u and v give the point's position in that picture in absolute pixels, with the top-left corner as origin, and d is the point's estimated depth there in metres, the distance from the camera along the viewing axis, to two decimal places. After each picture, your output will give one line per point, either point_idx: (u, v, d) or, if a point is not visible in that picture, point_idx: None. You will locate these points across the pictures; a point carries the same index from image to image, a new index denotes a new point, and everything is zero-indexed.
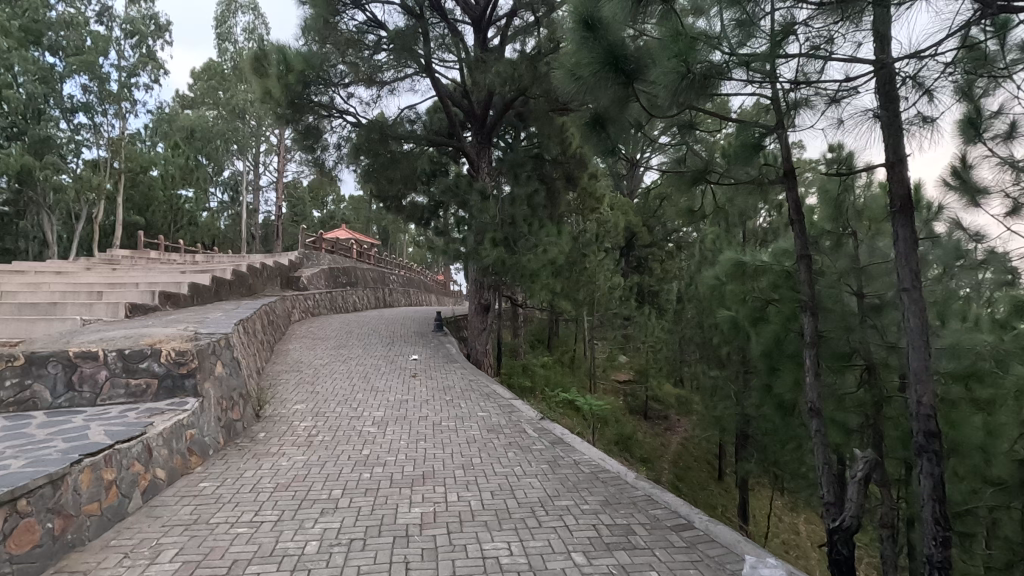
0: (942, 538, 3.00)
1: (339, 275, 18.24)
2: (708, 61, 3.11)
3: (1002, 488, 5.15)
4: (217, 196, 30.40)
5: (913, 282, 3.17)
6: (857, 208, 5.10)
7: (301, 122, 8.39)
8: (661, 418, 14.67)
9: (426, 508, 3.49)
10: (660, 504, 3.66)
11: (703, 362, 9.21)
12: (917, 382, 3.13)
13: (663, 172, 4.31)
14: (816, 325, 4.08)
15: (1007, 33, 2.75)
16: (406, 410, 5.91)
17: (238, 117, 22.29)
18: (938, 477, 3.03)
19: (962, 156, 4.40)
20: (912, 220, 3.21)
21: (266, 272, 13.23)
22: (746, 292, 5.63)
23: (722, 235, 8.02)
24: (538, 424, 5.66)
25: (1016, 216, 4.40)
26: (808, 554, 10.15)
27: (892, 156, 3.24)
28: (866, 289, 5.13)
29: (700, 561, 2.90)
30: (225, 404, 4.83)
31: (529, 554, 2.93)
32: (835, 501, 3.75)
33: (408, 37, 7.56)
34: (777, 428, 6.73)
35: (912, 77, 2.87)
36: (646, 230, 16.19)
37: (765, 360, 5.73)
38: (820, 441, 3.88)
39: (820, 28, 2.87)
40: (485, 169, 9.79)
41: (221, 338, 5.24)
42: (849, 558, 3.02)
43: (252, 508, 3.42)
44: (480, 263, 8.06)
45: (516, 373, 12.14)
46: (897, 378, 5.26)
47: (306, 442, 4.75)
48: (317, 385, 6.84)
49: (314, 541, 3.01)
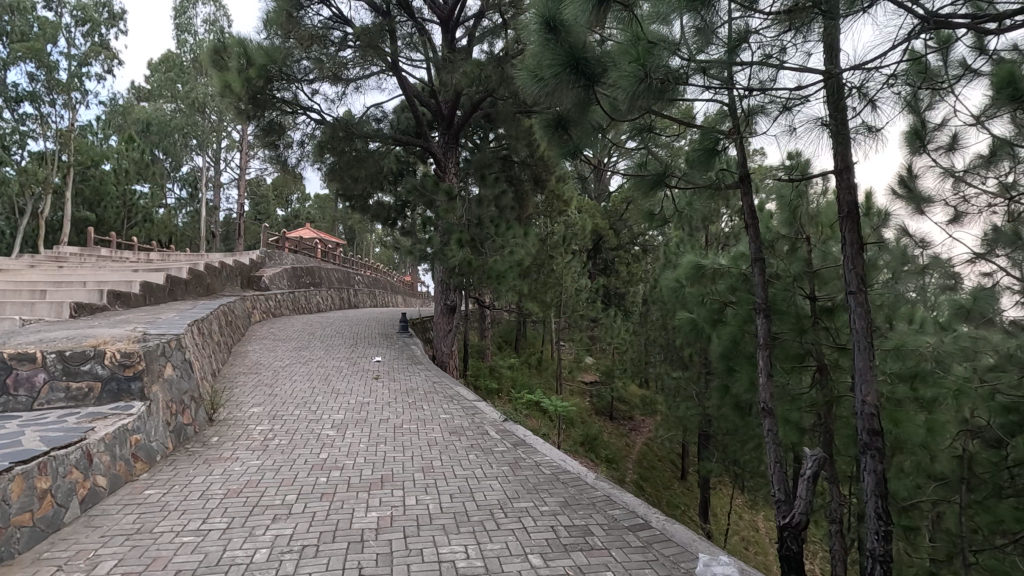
0: (883, 533, 3.08)
1: (303, 276, 17.85)
2: (668, 66, 3.13)
3: (944, 483, 5.31)
4: (175, 192, 29.41)
5: (859, 285, 3.29)
6: (813, 214, 5.24)
7: (263, 118, 8.12)
8: (626, 419, 14.90)
9: (383, 512, 3.42)
10: (619, 504, 3.70)
11: (666, 363, 9.37)
12: (862, 381, 3.24)
13: (625, 175, 4.35)
14: (769, 327, 4.14)
15: (951, 48, 2.89)
16: (367, 413, 5.82)
17: (198, 111, 21.64)
18: (880, 474, 3.14)
19: (909, 166, 4.60)
20: (858, 225, 3.34)
21: (225, 271, 12.80)
22: (703, 295, 5.76)
23: (685, 239, 8.22)
24: (501, 424, 5.68)
25: (956, 224, 4.62)
26: (766, 550, 10.49)
27: (841, 164, 3.36)
28: (819, 293, 5.25)
29: (655, 561, 2.93)
30: (174, 408, 4.64)
31: (485, 557, 2.90)
32: (786, 499, 3.84)
33: (374, 34, 7.47)
34: (736, 427, 6.93)
35: (858, 88, 2.95)
36: (613, 233, 16.45)
37: (723, 361, 5.89)
38: (771, 440, 3.97)
39: (772, 38, 2.94)
40: (452, 169, 9.70)
41: (172, 339, 5.05)
42: (798, 554, 3.08)
43: (200, 516, 3.30)
44: (447, 264, 8.00)
45: (483, 373, 12.13)
46: (848, 379, 5.47)
47: (261, 446, 4.62)
48: (276, 388, 6.67)
49: (264, 549, 2.92)
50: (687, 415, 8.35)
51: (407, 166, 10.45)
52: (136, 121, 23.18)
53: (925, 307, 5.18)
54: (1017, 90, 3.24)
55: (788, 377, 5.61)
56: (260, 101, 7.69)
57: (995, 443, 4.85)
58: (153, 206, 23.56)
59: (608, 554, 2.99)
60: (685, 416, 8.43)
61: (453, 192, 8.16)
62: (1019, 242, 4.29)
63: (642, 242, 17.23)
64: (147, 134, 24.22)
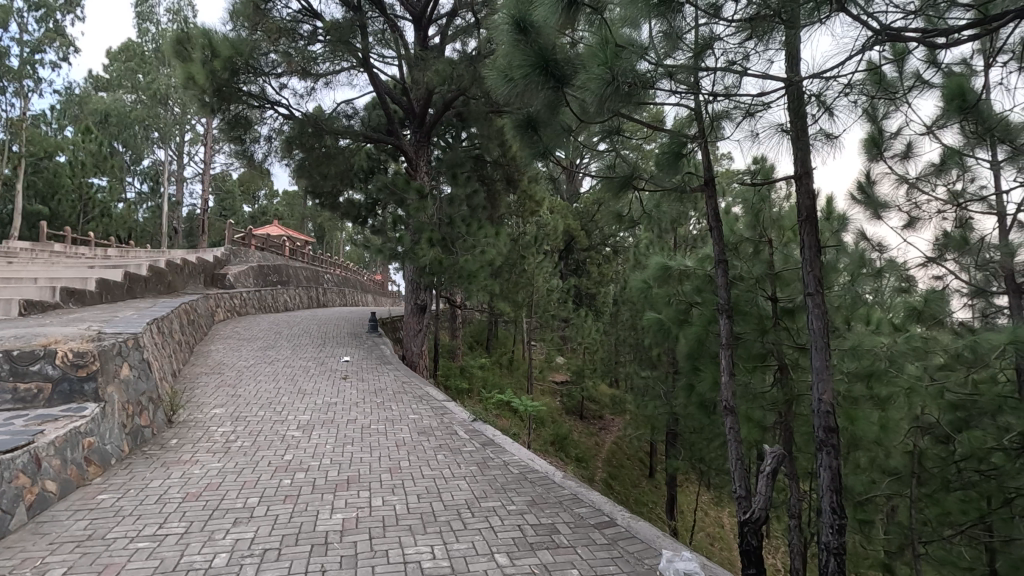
0: (837, 527, 3.20)
1: (270, 274, 17.45)
2: (636, 71, 3.18)
3: (897, 477, 5.56)
4: (135, 186, 28.36)
5: (817, 287, 3.39)
6: (776, 217, 5.42)
7: (228, 112, 7.91)
8: (596, 418, 15.04)
9: (348, 514, 3.38)
10: (585, 503, 3.73)
11: (635, 363, 9.51)
12: (819, 380, 3.35)
13: (594, 177, 4.36)
14: (732, 328, 4.24)
15: (905, 61, 3.00)
16: (334, 413, 5.72)
17: (160, 102, 20.95)
18: (836, 470, 3.25)
19: (866, 172, 4.81)
20: (816, 229, 3.45)
21: (187, 269, 12.42)
22: (670, 296, 5.88)
23: (655, 240, 8.36)
24: (469, 424, 5.66)
25: (911, 230, 4.83)
26: (730, 545, 10.76)
27: (800, 168, 3.46)
28: (781, 295, 5.41)
29: (620, 557, 2.97)
30: (131, 409, 4.49)
31: (451, 557, 2.89)
32: (746, 496, 3.95)
33: (344, 29, 7.36)
34: (702, 425, 7.09)
35: (817, 96, 3.03)
36: (585, 234, 16.60)
37: (689, 360, 6.02)
38: (733, 438, 4.07)
39: (736, 44, 3.01)
40: (423, 168, 9.60)
41: (129, 338, 4.88)
42: (757, 548, 3.14)
43: (156, 521, 3.19)
44: (417, 263, 7.92)
45: (454, 373, 12.08)
46: (807, 378, 5.65)
47: (223, 448, 4.51)
48: (239, 388, 6.51)
49: (223, 553, 2.84)
50: (655, 413, 8.49)
51: (378, 164, 10.30)
52: (94, 111, 22.32)
53: (881, 309, 5.41)
54: (964, 102, 3.41)
55: (750, 376, 5.79)
56: (226, 94, 7.49)
57: (944, 439, 5.08)
58: (111, 200, 22.70)
59: (574, 552, 3.01)
60: (653, 415, 8.57)
61: (424, 191, 8.09)
62: (967, 246, 4.52)
63: (613, 243, 17.40)
64: (105, 125, 23.31)
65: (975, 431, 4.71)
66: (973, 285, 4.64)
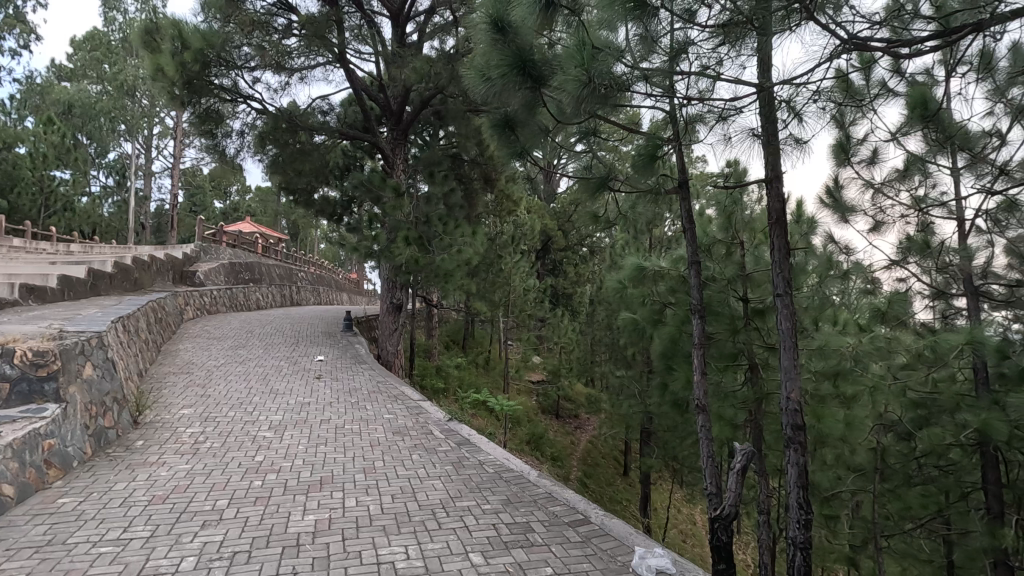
0: (804, 521, 3.29)
1: (242, 271, 17.07)
2: (612, 74, 3.21)
3: (862, 473, 5.74)
4: (100, 180, 27.42)
5: (786, 288, 3.47)
6: (747, 220, 5.54)
7: (199, 105, 7.73)
8: (572, 417, 15.12)
9: (320, 515, 3.33)
10: (559, 501, 3.75)
11: (611, 363, 9.60)
12: (787, 379, 3.43)
13: (571, 177, 4.38)
14: (704, 328, 4.31)
15: (871, 69, 3.09)
16: (307, 414, 5.63)
17: (127, 93, 20.32)
18: (803, 466, 3.33)
19: (835, 177, 4.94)
20: (785, 232, 3.53)
21: (155, 266, 12.08)
22: (645, 296, 5.96)
23: (630, 241, 8.45)
24: (445, 424, 5.63)
25: (876, 233, 4.98)
26: (702, 542, 10.94)
27: (771, 172, 3.55)
28: (752, 296, 5.52)
29: (594, 554, 3.00)
30: (94, 410, 4.35)
31: (425, 557, 2.88)
32: (716, 492, 4.03)
33: (320, 24, 7.25)
34: (675, 424, 7.19)
35: (787, 102, 3.10)
36: (562, 234, 16.69)
37: (663, 359, 6.10)
38: (705, 436, 4.14)
39: (710, 49, 3.06)
40: (400, 165, 9.52)
41: (92, 337, 4.72)
42: (727, 544, 3.21)
43: (120, 524, 3.10)
44: (393, 262, 7.85)
45: (430, 373, 12.01)
46: (777, 378, 5.79)
47: (191, 449, 4.40)
48: (209, 388, 6.37)
49: (191, 557, 2.78)
50: (630, 412, 8.59)
51: (354, 161, 10.15)
52: (57, 101, 21.53)
53: (847, 311, 5.57)
54: (926, 111, 3.54)
55: (722, 375, 5.89)
56: (196, 87, 7.30)
57: (906, 436, 5.27)
58: (74, 194, 21.92)
59: (548, 550, 3.03)
60: (628, 414, 8.67)
61: (401, 189, 8.01)
62: (928, 250, 4.68)
63: (590, 243, 17.53)
64: (68, 116, 22.50)
65: (934, 427, 4.89)
66: (934, 287, 4.81)
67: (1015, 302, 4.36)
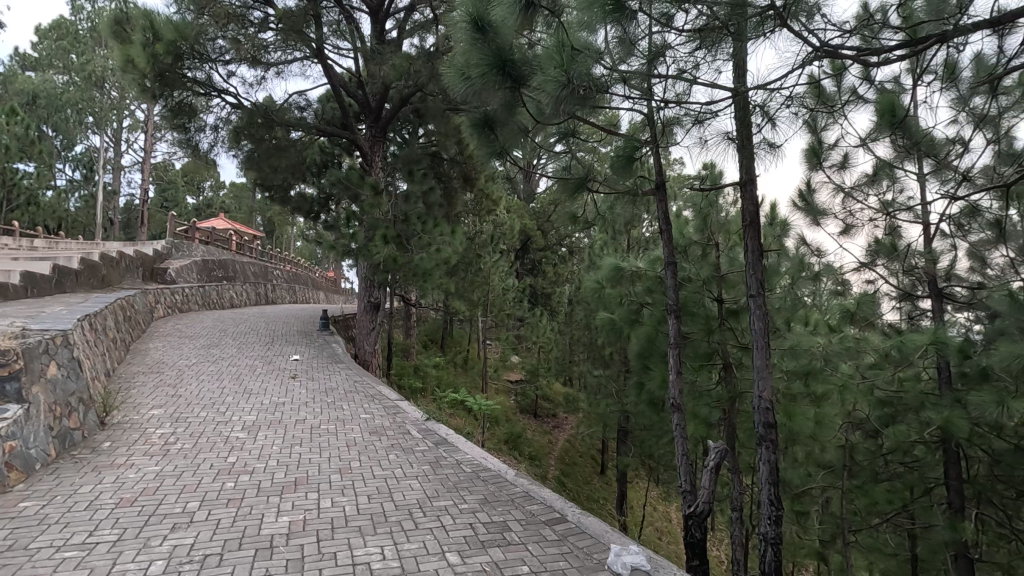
0: (775, 517, 3.37)
1: (215, 269, 16.72)
2: (591, 76, 3.24)
3: (831, 470, 5.89)
4: (67, 173, 26.57)
5: (758, 289, 3.55)
6: (722, 222, 5.64)
7: (171, 98, 7.55)
8: (550, 417, 15.17)
9: (295, 516, 3.29)
10: (537, 500, 3.77)
11: (589, 362, 9.67)
12: (759, 378, 3.50)
13: (550, 177, 4.40)
14: (679, 327, 4.38)
15: (842, 76, 3.18)
16: (281, 414, 5.54)
17: (96, 85, 19.75)
18: (774, 463, 3.41)
19: (807, 181, 5.06)
20: (758, 234, 3.61)
21: (124, 262, 11.76)
22: (622, 296, 6.02)
23: (609, 241, 8.53)
24: (422, 424, 5.60)
25: (846, 236, 5.11)
26: (677, 539, 11.10)
27: (745, 175, 3.62)
28: (726, 297, 5.62)
29: (570, 552, 3.03)
30: (59, 411, 4.22)
31: (401, 557, 2.86)
32: (690, 489, 4.11)
33: (298, 18, 7.14)
34: (651, 422, 7.28)
35: (761, 107, 3.17)
36: (541, 234, 16.75)
37: (640, 359, 6.18)
38: (680, 434, 4.21)
39: (687, 54, 3.10)
40: (378, 163, 9.43)
41: (56, 335, 4.58)
42: (701, 541, 3.27)
43: (85, 528, 3.01)
44: (371, 261, 7.78)
45: (407, 373, 11.92)
46: (750, 377, 5.91)
47: (161, 451, 4.30)
48: (180, 388, 6.23)
49: (160, 560, 2.72)
50: (608, 411, 8.66)
51: (331, 158, 10.02)
52: (21, 91, 20.83)
53: (818, 311, 5.71)
54: (894, 117, 3.65)
55: (697, 375, 5.99)
56: (168, 80, 7.13)
57: (873, 434, 5.42)
58: (39, 187, 21.18)
59: (525, 549, 3.04)
60: (606, 413, 8.74)
61: (379, 187, 7.94)
62: (895, 253, 4.83)
63: (569, 243, 17.62)
64: (33, 106, 21.75)
65: (900, 425, 5.05)
66: (900, 289, 4.97)
67: (975, 304, 4.53)
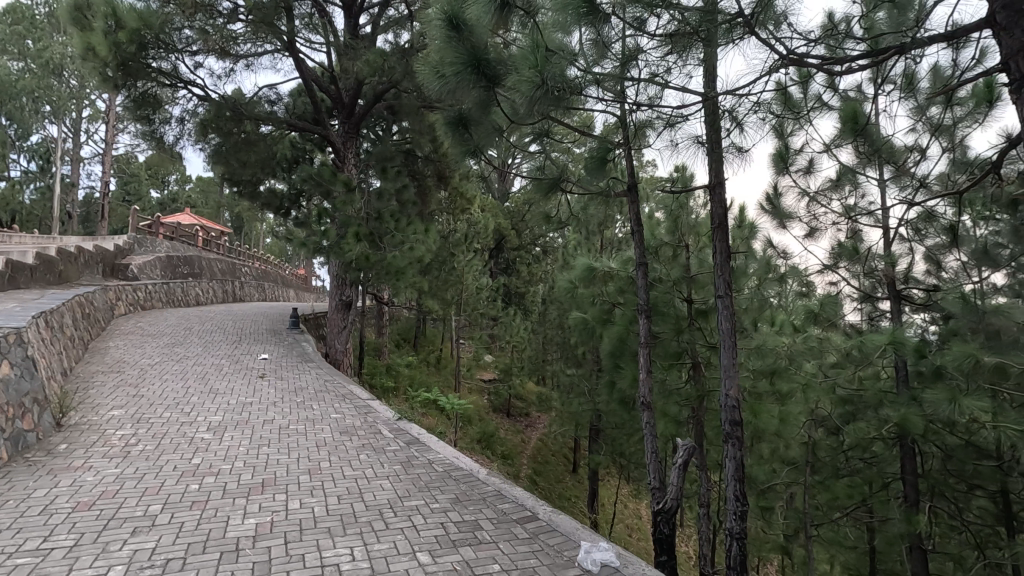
0: (740, 513, 3.46)
1: (180, 265, 16.25)
2: (565, 77, 3.26)
3: (795, 466, 6.07)
4: (21, 164, 25.45)
5: (726, 290, 3.63)
6: (693, 224, 5.75)
7: (134, 88, 7.30)
8: (523, 416, 15.21)
9: (262, 519, 3.23)
10: (508, 498, 3.79)
11: (562, 361, 9.73)
12: (727, 376, 3.58)
13: (524, 177, 4.41)
14: (650, 327, 4.44)
15: (808, 84, 3.28)
16: (249, 415, 5.42)
17: (53, 72, 18.97)
18: (739, 460, 3.50)
19: (774, 185, 5.20)
20: (727, 236, 3.70)
21: (82, 258, 11.33)
22: (594, 296, 6.09)
23: (583, 241, 8.60)
24: (394, 424, 5.54)
25: (811, 239, 5.27)
26: (646, 536, 11.26)
27: (714, 179, 3.70)
28: (696, 297, 5.74)
29: (541, 550, 3.04)
30: (11, 412, 4.05)
31: (371, 558, 2.84)
32: (659, 486, 4.19)
33: (268, 10, 7.00)
34: (622, 420, 7.38)
35: (730, 112, 3.24)
36: (515, 233, 16.77)
37: (611, 358, 6.25)
38: (649, 432, 4.28)
39: (659, 58, 3.15)
40: (351, 159, 9.28)
41: (9, 333, 4.39)
42: (669, 536, 3.34)
43: (39, 534, 2.90)
44: (343, 258, 7.68)
45: (379, 372, 11.79)
46: (717, 376, 6.04)
47: (121, 453, 4.16)
48: (141, 388, 6.03)
49: (119, 566, 2.64)
50: (580, 410, 8.74)
51: (303, 154, 9.85)
52: None
53: (783, 312, 5.88)
54: (856, 124, 3.78)
55: (667, 373, 6.09)
56: (132, 70, 6.90)
57: (834, 431, 5.60)
58: None
59: (496, 547, 3.05)
60: (578, 411, 8.82)
61: (351, 184, 7.83)
62: (856, 255, 5.00)
63: (544, 243, 17.68)
64: None
65: (860, 422, 5.21)
66: (861, 290, 5.13)
67: (931, 305, 4.71)
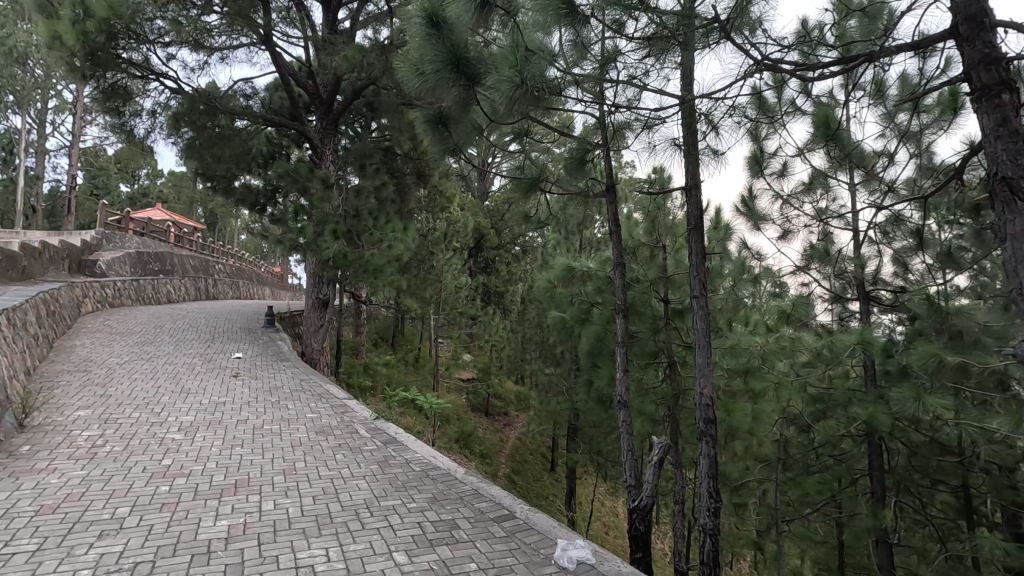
0: (714, 509, 3.53)
1: (151, 262, 15.84)
2: (544, 77, 3.27)
3: (767, 463, 6.20)
4: None
5: (701, 290, 3.69)
6: (670, 225, 5.84)
7: (103, 79, 7.10)
8: (501, 415, 15.21)
9: (234, 520, 3.17)
10: (486, 497, 3.79)
11: (540, 360, 9.76)
12: (701, 375, 3.64)
13: (504, 176, 4.42)
14: (627, 326, 4.49)
15: (782, 89, 3.35)
16: (222, 414, 5.32)
17: (16, 61, 18.29)
18: (713, 458, 3.56)
19: (749, 187, 5.29)
20: (702, 237, 3.76)
21: (47, 253, 10.97)
22: (572, 295, 6.14)
23: (562, 241, 8.65)
24: (371, 424, 5.49)
25: (785, 241, 5.38)
26: (623, 534, 11.35)
27: (691, 180, 3.75)
28: (672, 297, 5.81)
29: (518, 548, 3.06)
30: None
31: (347, 558, 2.81)
32: (635, 483, 4.24)
33: (244, 2, 6.89)
34: (600, 419, 7.44)
35: (707, 115, 3.29)
36: (494, 232, 16.76)
37: (589, 357, 6.30)
38: (626, 430, 4.32)
39: (637, 60, 3.18)
40: (328, 156, 9.14)
41: None
42: (644, 533, 3.39)
43: (1, 538, 2.81)
44: (319, 256, 7.58)
45: (356, 372, 11.65)
46: (692, 375, 6.14)
47: (87, 454, 4.05)
48: (109, 388, 5.86)
49: (85, 570, 2.57)
50: (558, 409, 8.78)
51: (279, 150, 9.70)
52: None
53: (756, 312, 6.00)
54: (828, 129, 3.87)
55: (644, 372, 6.16)
56: (101, 60, 6.71)
57: (805, 428, 5.74)
58: None
59: (473, 546, 3.05)
60: (556, 410, 8.86)
61: (329, 181, 7.74)
62: (827, 257, 5.13)
63: (523, 243, 17.70)
64: None
65: (830, 420, 5.35)
66: (832, 291, 5.26)
67: (897, 306, 4.86)
